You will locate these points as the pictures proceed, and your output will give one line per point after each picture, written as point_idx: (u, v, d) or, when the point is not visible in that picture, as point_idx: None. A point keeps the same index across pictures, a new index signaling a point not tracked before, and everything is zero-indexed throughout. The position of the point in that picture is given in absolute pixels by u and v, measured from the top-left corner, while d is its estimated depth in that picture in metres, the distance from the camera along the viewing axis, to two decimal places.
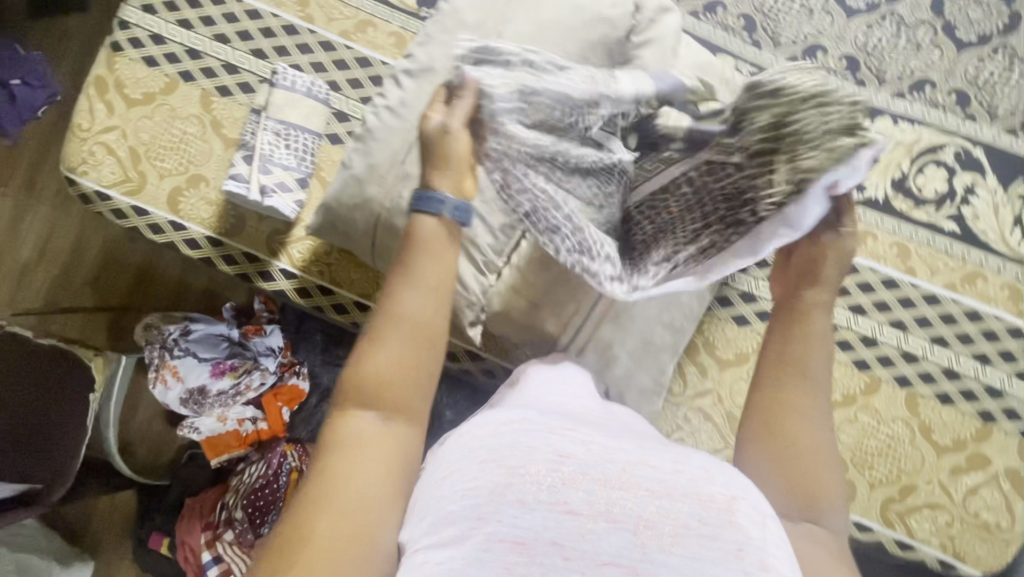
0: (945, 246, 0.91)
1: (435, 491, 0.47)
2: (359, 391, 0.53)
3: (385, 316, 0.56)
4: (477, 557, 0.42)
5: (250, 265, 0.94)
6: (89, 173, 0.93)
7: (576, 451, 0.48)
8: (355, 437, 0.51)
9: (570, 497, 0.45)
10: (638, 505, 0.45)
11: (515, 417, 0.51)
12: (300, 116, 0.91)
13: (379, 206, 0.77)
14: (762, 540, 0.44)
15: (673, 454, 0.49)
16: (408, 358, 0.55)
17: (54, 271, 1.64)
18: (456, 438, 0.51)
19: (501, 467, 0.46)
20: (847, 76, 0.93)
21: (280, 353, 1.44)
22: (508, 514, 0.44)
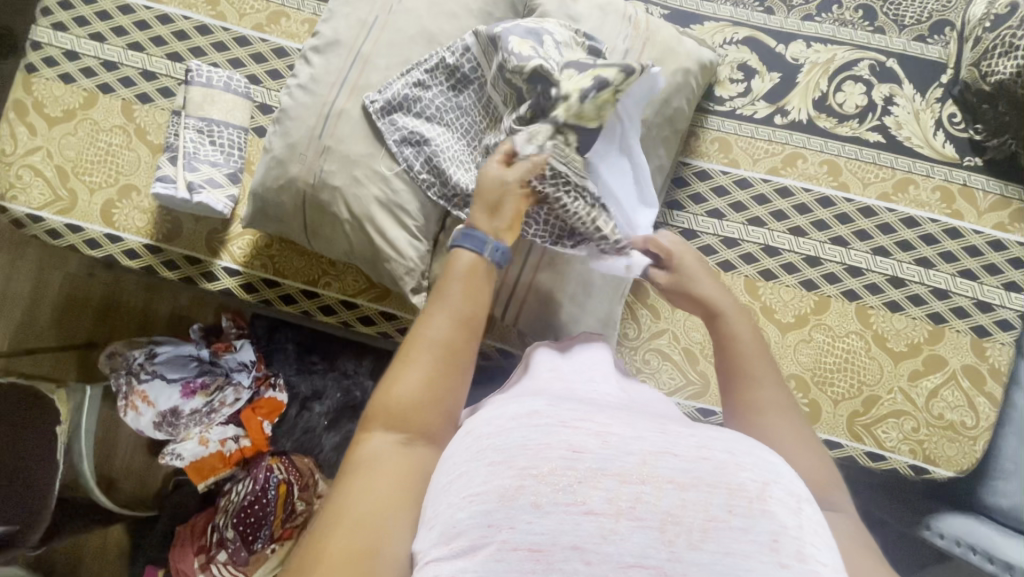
0: (872, 157, 0.92)
1: (445, 495, 0.46)
2: (381, 411, 0.54)
3: (413, 337, 0.56)
4: (491, 568, 0.41)
5: (191, 267, 0.93)
6: (18, 197, 0.93)
7: (592, 445, 0.45)
8: (375, 457, 0.52)
9: (589, 496, 0.43)
10: (663, 499, 0.42)
11: (525, 410, 0.48)
12: (222, 111, 0.91)
13: (304, 183, 0.77)
14: (798, 529, 0.41)
15: (697, 434, 0.46)
16: (430, 383, 0.54)
17: (16, 316, 1.62)
18: (462, 438, 0.49)
19: (511, 468, 0.44)
20: (755, 6, 0.95)
21: (254, 367, 1.44)
22: (522, 519, 0.42)
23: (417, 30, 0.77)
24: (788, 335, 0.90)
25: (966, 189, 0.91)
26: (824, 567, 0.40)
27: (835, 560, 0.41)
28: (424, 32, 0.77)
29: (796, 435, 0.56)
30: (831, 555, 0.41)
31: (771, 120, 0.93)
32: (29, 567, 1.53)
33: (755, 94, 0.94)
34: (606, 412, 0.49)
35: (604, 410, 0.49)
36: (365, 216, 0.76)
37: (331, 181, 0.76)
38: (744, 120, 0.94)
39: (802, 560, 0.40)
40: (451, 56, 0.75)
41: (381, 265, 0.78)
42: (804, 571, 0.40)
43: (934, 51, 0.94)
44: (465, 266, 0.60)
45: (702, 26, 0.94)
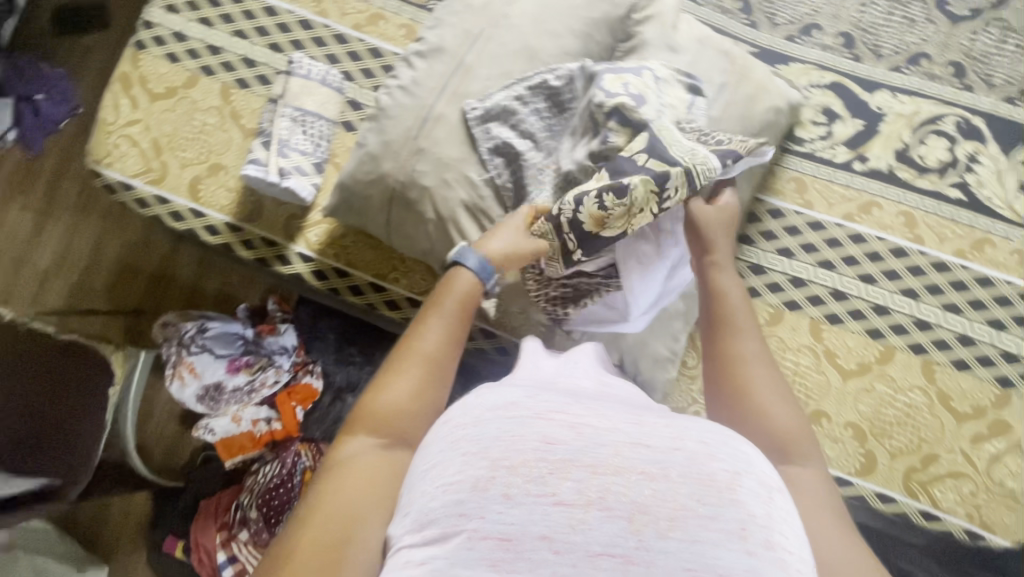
0: (952, 214, 0.92)
1: (421, 483, 0.47)
2: (364, 417, 0.56)
3: (402, 351, 0.60)
4: (460, 557, 0.42)
5: (267, 249, 0.97)
6: (114, 164, 0.98)
7: (565, 437, 0.45)
8: (353, 458, 0.54)
9: (559, 487, 0.43)
10: (632, 491, 0.43)
11: (502, 402, 0.48)
12: (316, 103, 0.94)
13: (395, 180, 0.80)
14: (766, 518, 0.44)
15: (672, 425, 0.47)
16: (413, 392, 0.57)
17: (72, 277, 1.67)
18: (440, 427, 0.50)
19: (484, 459, 0.45)
20: (843, 53, 0.96)
21: (295, 352, 1.47)
22: (492, 509, 0.43)
23: (520, 45, 0.79)
24: (848, 382, 0.90)
25: None
26: (792, 556, 0.43)
27: (801, 549, 0.44)
28: (526, 47, 0.79)
29: (776, 389, 0.60)
30: (797, 543, 0.44)
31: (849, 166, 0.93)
32: (57, 523, 1.57)
33: (836, 138, 0.94)
34: (581, 402, 0.49)
35: (581, 401, 0.50)
36: (450, 218, 0.78)
37: (422, 181, 0.78)
38: (823, 162, 0.94)
39: (770, 548, 0.42)
40: (555, 81, 0.77)
41: None
42: (771, 560, 0.42)
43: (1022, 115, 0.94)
44: (470, 285, 0.65)
45: (789, 66, 0.95)
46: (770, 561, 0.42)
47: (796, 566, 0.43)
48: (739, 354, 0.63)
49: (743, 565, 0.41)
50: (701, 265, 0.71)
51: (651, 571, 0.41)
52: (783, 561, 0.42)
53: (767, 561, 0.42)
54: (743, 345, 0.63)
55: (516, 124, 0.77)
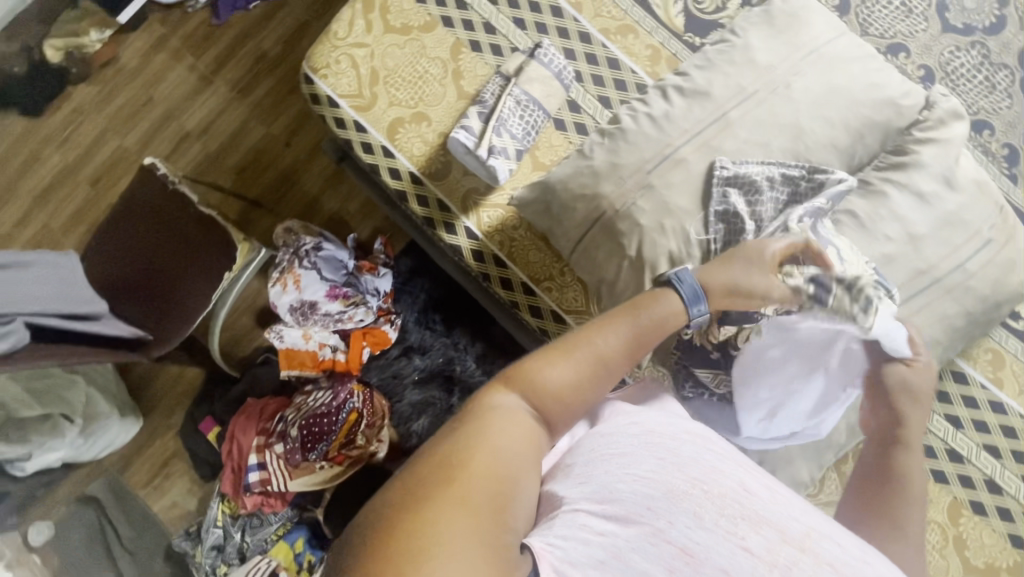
0: None
1: (605, 465, 0.54)
2: (528, 379, 0.54)
3: (577, 335, 0.57)
4: (641, 545, 0.47)
5: (438, 212, 0.96)
6: (328, 78, 0.98)
7: (760, 492, 0.52)
8: (510, 412, 0.52)
9: (750, 535, 0.48)
10: (818, 573, 0.47)
11: (699, 433, 0.56)
12: (543, 93, 0.92)
13: (608, 204, 0.77)
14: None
15: (860, 540, 0.52)
16: (581, 375, 0.55)
17: (210, 147, 1.72)
18: (632, 426, 0.57)
19: (683, 473, 0.51)
20: None
21: (383, 297, 1.50)
22: (681, 519, 0.48)
23: (790, 120, 0.75)
24: None
25: None
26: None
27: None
28: (796, 124, 0.75)
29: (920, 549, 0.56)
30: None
31: None
32: (116, 365, 1.63)
33: None
34: (768, 476, 0.56)
35: (767, 475, 0.56)
36: (650, 263, 0.75)
37: (637, 216, 0.76)
38: None
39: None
40: (806, 181, 0.72)
41: None
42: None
43: None
44: (673, 311, 0.59)
45: None
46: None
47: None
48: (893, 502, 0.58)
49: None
50: (886, 421, 0.63)
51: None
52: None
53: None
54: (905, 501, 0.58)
55: (749, 199, 0.72)
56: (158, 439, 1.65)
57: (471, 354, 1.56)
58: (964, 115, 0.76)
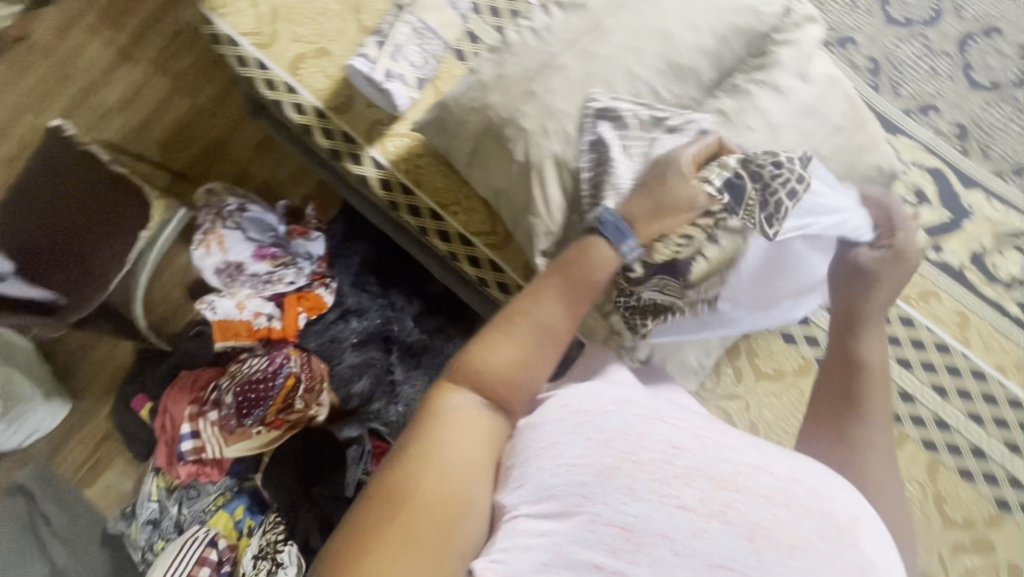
0: (1005, 328, 0.92)
1: (539, 458, 0.51)
2: (472, 372, 0.55)
3: (516, 313, 0.57)
4: (578, 535, 0.46)
5: (344, 143, 0.98)
6: (227, 17, 0.98)
7: (687, 445, 0.49)
8: (458, 412, 0.53)
9: (681, 491, 0.46)
10: (754, 511, 0.45)
11: (623, 398, 0.54)
12: (439, 21, 0.95)
13: (496, 114, 0.81)
14: (881, 567, 0.44)
15: (791, 459, 0.49)
16: (522, 355, 0.56)
17: (133, 120, 1.66)
18: (560, 410, 0.55)
19: (609, 448, 0.49)
20: (954, 142, 0.97)
21: (317, 262, 1.48)
22: (614, 497, 0.46)
23: (659, 26, 0.80)
24: None
25: None
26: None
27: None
28: (665, 30, 0.80)
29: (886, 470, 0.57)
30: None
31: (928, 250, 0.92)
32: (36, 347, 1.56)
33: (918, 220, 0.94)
34: (700, 420, 0.53)
35: (697, 418, 0.54)
36: (537, 166, 0.79)
37: (521, 122, 0.79)
38: None
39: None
40: (674, 121, 0.76)
41: (526, 216, 0.80)
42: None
43: None
44: (603, 262, 0.63)
45: (897, 139, 0.96)
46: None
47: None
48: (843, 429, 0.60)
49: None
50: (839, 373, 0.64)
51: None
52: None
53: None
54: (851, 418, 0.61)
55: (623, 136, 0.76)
56: (85, 423, 1.58)
57: (408, 315, 1.50)
58: (818, 20, 0.84)
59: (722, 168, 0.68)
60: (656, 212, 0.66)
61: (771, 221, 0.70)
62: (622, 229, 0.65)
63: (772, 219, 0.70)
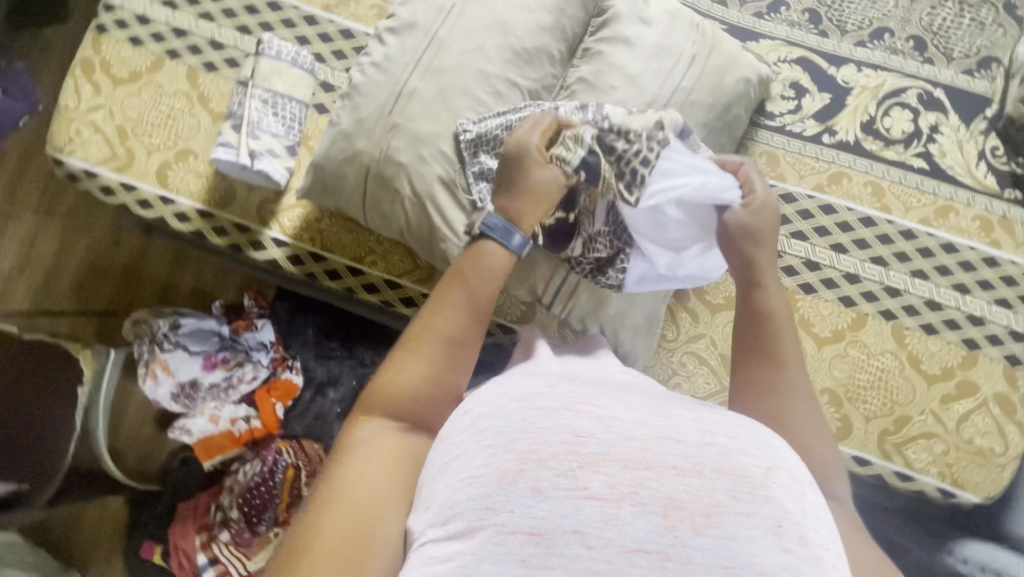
0: (916, 182, 0.95)
1: (441, 477, 0.46)
2: (379, 400, 0.54)
3: (418, 329, 0.57)
4: (487, 553, 0.41)
5: (240, 235, 0.95)
6: (76, 152, 0.94)
7: (594, 430, 0.44)
8: (371, 440, 0.52)
9: (590, 481, 0.42)
10: (665, 485, 0.42)
11: (530, 390, 0.47)
12: (287, 85, 0.93)
13: (369, 158, 0.79)
14: (801, 515, 0.41)
15: (700, 418, 0.46)
16: (428, 371, 0.55)
17: (36, 280, 1.50)
18: (461, 417, 0.49)
19: (510, 452, 0.43)
20: (810, 28, 0.99)
21: (273, 347, 1.37)
22: (520, 503, 0.42)
23: (493, 20, 0.80)
24: (822, 349, 0.92)
25: (1005, 220, 0.94)
26: (828, 554, 0.41)
27: (835, 544, 0.42)
28: (499, 22, 0.80)
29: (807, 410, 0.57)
30: (832, 540, 0.42)
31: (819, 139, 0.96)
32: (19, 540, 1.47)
33: (804, 112, 0.97)
34: (609, 396, 0.48)
35: (606, 393, 0.49)
36: (427, 194, 0.77)
37: (396, 157, 0.78)
38: (793, 136, 0.96)
39: (806, 545, 0.40)
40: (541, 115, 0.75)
41: (436, 244, 0.79)
42: (806, 557, 0.40)
43: (980, 86, 0.97)
44: (495, 257, 0.61)
45: (758, 43, 0.98)
46: (807, 560, 0.40)
47: (834, 561, 0.40)
48: (772, 377, 0.58)
49: (780, 563, 0.39)
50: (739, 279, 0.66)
51: (687, 568, 0.39)
52: (820, 558, 0.40)
53: (804, 559, 0.40)
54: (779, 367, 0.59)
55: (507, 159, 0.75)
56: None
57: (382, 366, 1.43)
58: None
59: (577, 143, 0.68)
60: (526, 198, 0.64)
61: (629, 188, 0.68)
62: (508, 228, 0.63)
63: (631, 186, 0.68)
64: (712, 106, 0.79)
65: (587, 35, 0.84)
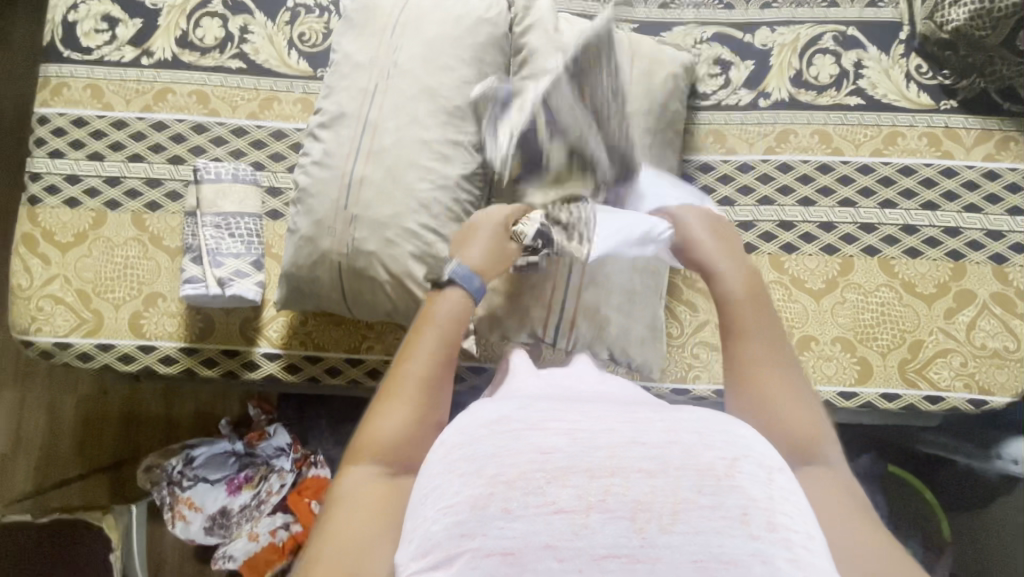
0: (857, 119, 0.98)
1: (421, 508, 0.43)
2: (365, 447, 0.53)
3: (397, 376, 0.57)
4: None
5: (231, 360, 0.92)
6: (43, 329, 0.91)
7: (561, 444, 0.42)
8: (362, 487, 0.51)
9: (558, 495, 0.40)
10: (631, 489, 0.40)
11: (495, 416, 0.45)
12: (235, 203, 0.92)
13: (338, 255, 0.78)
14: (767, 500, 0.40)
15: (666, 418, 0.44)
16: (410, 415, 0.55)
17: (34, 451, 1.38)
18: (436, 449, 0.46)
19: (480, 476, 0.41)
20: (716, 4, 1.03)
21: (293, 448, 1.22)
22: (492, 526, 0.39)
23: (418, 88, 0.81)
24: (821, 301, 0.93)
25: (948, 130, 0.97)
26: (797, 535, 0.39)
27: (807, 526, 0.40)
28: (424, 88, 0.81)
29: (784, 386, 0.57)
30: (806, 521, 0.40)
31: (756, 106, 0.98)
32: None
33: (735, 84, 0.99)
34: (577, 409, 0.46)
35: (573, 407, 0.47)
36: (405, 273, 0.77)
37: (364, 248, 0.77)
38: (731, 109, 0.99)
39: (772, 530, 0.38)
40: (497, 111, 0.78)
41: None
42: (776, 541, 0.38)
43: (888, 13, 1.01)
44: (459, 304, 0.63)
45: (671, 32, 1.01)
46: (775, 544, 0.38)
47: (807, 545, 0.38)
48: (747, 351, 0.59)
49: (750, 551, 0.38)
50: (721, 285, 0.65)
51: (657, 568, 0.38)
52: (789, 541, 0.38)
53: (774, 544, 0.38)
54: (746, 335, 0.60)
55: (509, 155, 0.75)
56: None
57: None
58: None
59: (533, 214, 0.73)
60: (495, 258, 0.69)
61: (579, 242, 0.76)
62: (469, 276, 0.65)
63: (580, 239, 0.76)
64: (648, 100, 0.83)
65: (511, 75, 0.86)
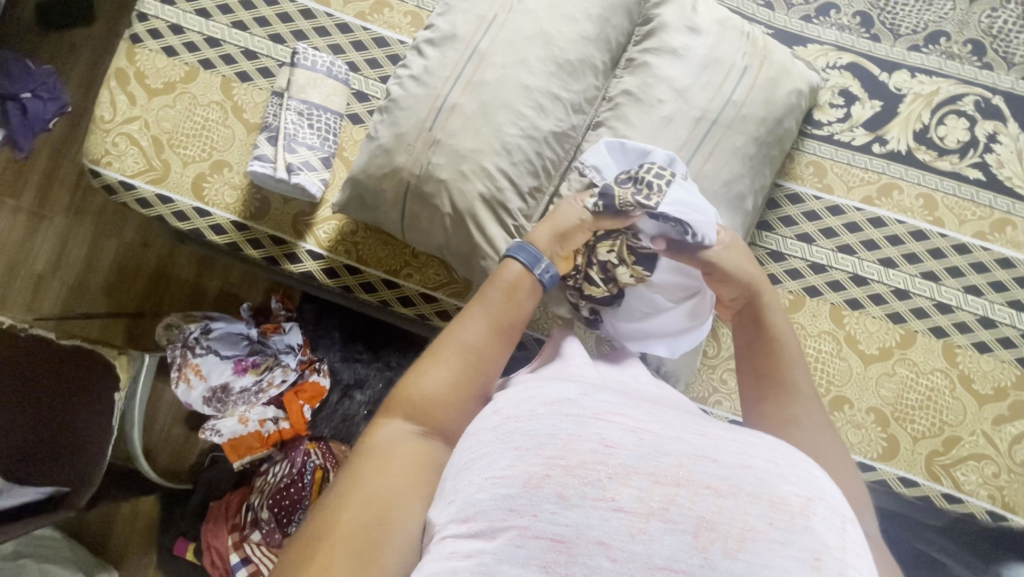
0: (971, 194, 0.91)
1: (468, 473, 0.43)
2: (403, 403, 0.55)
3: (442, 338, 0.58)
4: (508, 554, 0.38)
5: (276, 248, 0.94)
6: (112, 164, 0.93)
7: (626, 441, 0.41)
8: (393, 442, 0.52)
9: (619, 493, 0.39)
10: (698, 504, 0.38)
11: (558, 396, 0.44)
12: (322, 96, 0.92)
13: (409, 174, 0.77)
14: (841, 550, 0.37)
15: (738, 439, 0.42)
16: (448, 378, 0.55)
17: (69, 280, 1.44)
18: (489, 416, 0.46)
19: (539, 455, 0.41)
20: (861, 32, 0.96)
21: (302, 349, 1.23)
22: (544, 508, 0.39)
23: (536, 31, 0.78)
24: (868, 367, 0.89)
25: None
26: None
27: None
28: (542, 33, 0.78)
29: (833, 450, 0.55)
30: None
31: (883, 149, 0.93)
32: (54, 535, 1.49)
33: (854, 120, 0.94)
34: (642, 408, 0.45)
35: (642, 406, 0.45)
36: (469, 211, 0.76)
37: (437, 174, 0.76)
38: (842, 145, 0.93)
39: None
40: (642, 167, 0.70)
41: (476, 261, 0.77)
42: None
43: None
44: (521, 280, 0.62)
45: (806, 48, 0.95)
46: None
47: None
48: (789, 410, 0.57)
49: None
50: (747, 308, 0.66)
51: None
52: None
53: None
54: (793, 396, 0.58)
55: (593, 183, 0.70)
56: None
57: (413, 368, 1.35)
58: None
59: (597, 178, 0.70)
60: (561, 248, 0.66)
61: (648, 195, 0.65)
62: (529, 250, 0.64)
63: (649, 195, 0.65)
64: (767, 109, 0.78)
65: (630, 45, 0.83)
